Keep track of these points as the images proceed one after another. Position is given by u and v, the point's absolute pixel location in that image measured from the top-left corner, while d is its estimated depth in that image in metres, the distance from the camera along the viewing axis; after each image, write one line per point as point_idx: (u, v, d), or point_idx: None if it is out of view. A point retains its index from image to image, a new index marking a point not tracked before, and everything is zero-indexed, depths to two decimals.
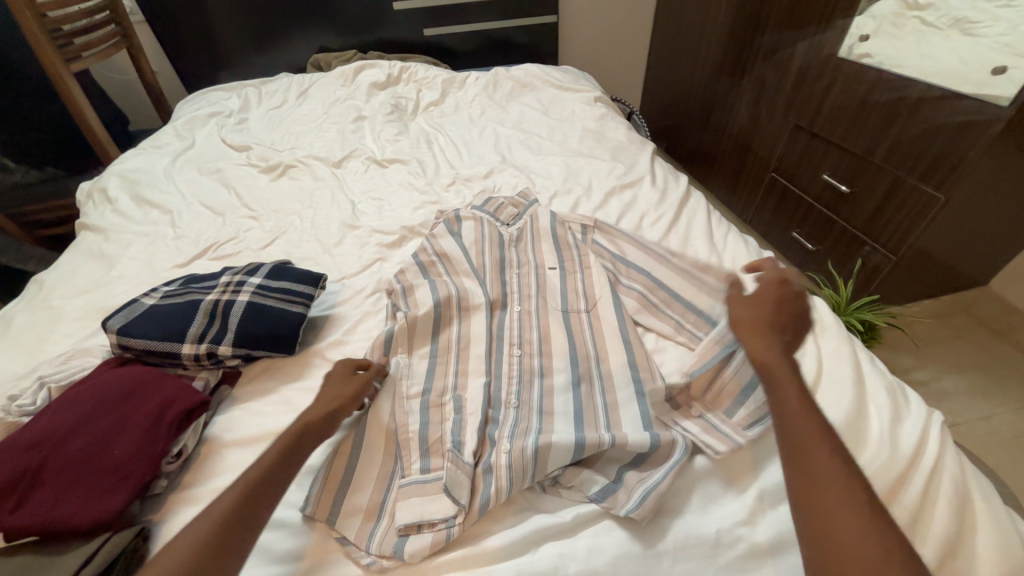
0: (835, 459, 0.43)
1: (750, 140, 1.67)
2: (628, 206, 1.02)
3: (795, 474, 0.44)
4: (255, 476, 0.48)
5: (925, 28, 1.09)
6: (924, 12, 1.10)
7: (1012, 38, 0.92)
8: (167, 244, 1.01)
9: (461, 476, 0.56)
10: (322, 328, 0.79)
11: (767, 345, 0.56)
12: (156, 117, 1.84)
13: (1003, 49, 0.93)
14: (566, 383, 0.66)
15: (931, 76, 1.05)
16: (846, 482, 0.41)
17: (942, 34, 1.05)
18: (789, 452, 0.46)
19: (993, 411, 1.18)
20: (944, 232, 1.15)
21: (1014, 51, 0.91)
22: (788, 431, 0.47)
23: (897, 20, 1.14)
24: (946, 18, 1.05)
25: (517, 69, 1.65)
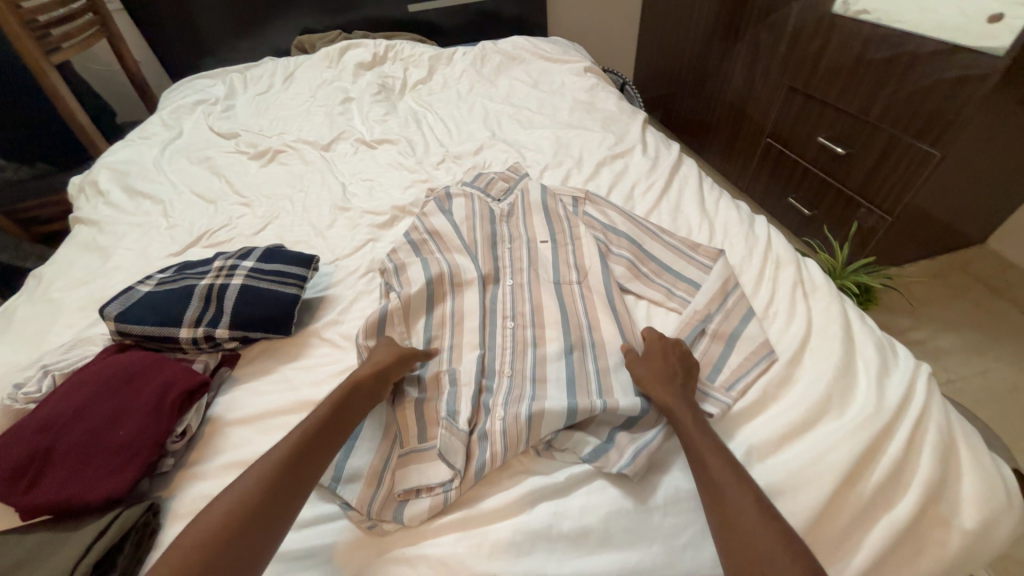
0: (743, 489, 0.46)
1: (745, 106, 1.64)
2: (619, 176, 1.01)
3: (712, 510, 0.47)
4: (306, 432, 0.53)
5: None
6: None
7: None
8: (161, 233, 1.02)
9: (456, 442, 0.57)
10: (318, 309, 0.80)
11: (668, 392, 0.56)
12: (141, 109, 1.82)
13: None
14: (558, 351, 0.67)
15: (929, 29, 1.03)
16: (754, 512, 0.44)
17: None
18: (704, 485, 0.48)
19: (989, 366, 1.19)
20: (940, 191, 1.14)
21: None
22: (701, 465, 0.49)
23: None
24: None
25: (505, 43, 1.61)
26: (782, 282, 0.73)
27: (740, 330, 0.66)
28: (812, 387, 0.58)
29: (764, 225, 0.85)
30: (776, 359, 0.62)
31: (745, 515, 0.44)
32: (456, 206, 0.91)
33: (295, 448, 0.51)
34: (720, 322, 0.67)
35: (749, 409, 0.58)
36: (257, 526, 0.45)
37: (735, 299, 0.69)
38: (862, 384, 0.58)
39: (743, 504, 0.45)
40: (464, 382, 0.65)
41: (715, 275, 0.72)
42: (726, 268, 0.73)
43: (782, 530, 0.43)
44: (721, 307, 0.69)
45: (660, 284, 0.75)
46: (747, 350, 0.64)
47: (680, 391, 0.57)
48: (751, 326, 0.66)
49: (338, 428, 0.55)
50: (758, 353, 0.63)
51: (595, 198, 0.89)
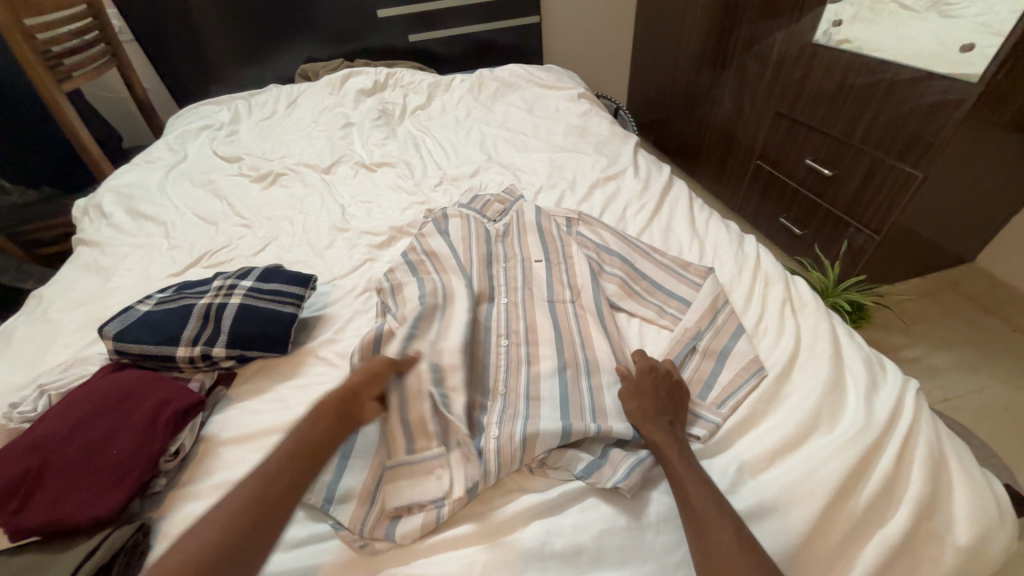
0: (727, 525, 0.46)
1: (735, 130, 1.69)
2: (612, 197, 1.04)
3: (695, 546, 0.46)
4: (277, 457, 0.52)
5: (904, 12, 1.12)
6: None
7: (988, 18, 0.94)
8: (161, 255, 1.03)
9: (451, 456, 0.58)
10: (314, 327, 0.81)
11: (655, 426, 0.56)
12: (147, 134, 1.87)
13: (981, 30, 0.95)
14: (552, 369, 0.67)
15: (907, 58, 1.08)
16: (736, 549, 0.44)
17: (921, 17, 1.08)
18: (689, 521, 0.47)
19: (984, 384, 1.19)
20: (926, 210, 1.17)
21: (991, 31, 0.93)
22: (686, 498, 0.49)
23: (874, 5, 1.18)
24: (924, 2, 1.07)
25: (501, 70, 1.67)
26: (771, 300, 0.74)
27: (730, 347, 0.67)
28: (802, 403, 0.59)
29: (753, 243, 0.87)
30: (765, 376, 0.63)
31: (726, 546, 0.44)
32: (452, 227, 0.93)
33: (260, 482, 0.49)
34: (711, 339, 0.68)
35: (740, 426, 0.59)
36: (223, 574, 0.43)
37: (725, 317, 0.71)
38: (851, 399, 0.59)
39: (724, 534, 0.45)
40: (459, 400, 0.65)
41: (705, 292, 0.74)
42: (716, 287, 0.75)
43: (763, 565, 0.43)
44: (712, 324, 0.70)
45: (652, 302, 0.77)
46: (737, 366, 0.65)
47: (666, 425, 0.57)
48: (741, 342, 0.67)
49: (308, 458, 0.53)
50: (748, 369, 0.64)
51: (589, 219, 0.91)
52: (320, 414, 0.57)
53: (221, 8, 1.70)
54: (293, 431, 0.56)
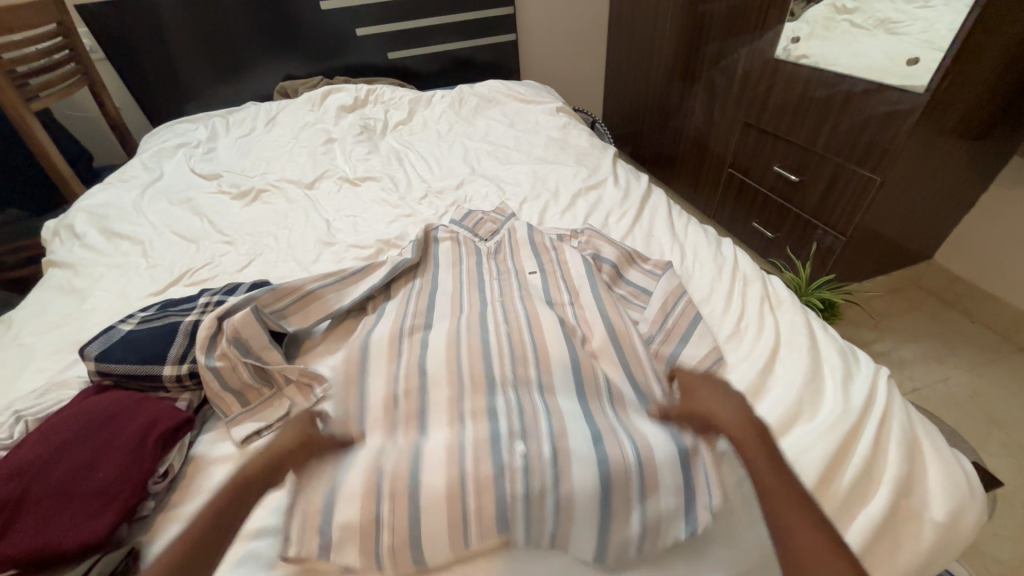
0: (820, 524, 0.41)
1: (707, 140, 1.76)
2: (594, 206, 1.07)
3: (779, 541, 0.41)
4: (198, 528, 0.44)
5: (854, 29, 1.21)
6: (852, 15, 1.22)
7: (930, 35, 1.03)
8: (140, 274, 1.01)
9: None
10: (306, 342, 0.78)
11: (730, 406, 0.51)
12: (118, 152, 1.82)
13: (922, 44, 1.05)
14: (563, 360, 0.62)
15: (862, 72, 1.16)
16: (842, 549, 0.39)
17: (869, 34, 1.17)
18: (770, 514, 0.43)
19: (950, 373, 1.26)
20: (886, 211, 1.24)
21: (931, 46, 1.03)
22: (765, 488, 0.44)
23: (828, 24, 1.27)
24: (873, 19, 1.17)
25: (480, 86, 1.70)
26: (751, 298, 0.78)
27: (678, 352, 0.70)
28: (785, 394, 0.62)
29: (731, 246, 0.91)
30: (750, 371, 0.65)
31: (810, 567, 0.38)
32: (443, 248, 0.94)
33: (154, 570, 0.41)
34: (662, 342, 0.71)
35: None
36: None
37: (684, 306, 0.75)
38: (829, 388, 0.62)
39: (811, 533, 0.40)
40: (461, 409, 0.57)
41: (663, 286, 0.79)
42: (672, 284, 0.79)
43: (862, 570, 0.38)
44: (662, 328, 0.73)
45: (638, 304, 0.79)
46: (704, 352, 0.69)
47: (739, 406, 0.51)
48: (700, 330, 0.71)
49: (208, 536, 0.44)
50: (706, 362, 0.67)
51: (600, 234, 0.92)
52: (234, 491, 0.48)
53: (198, 27, 1.70)
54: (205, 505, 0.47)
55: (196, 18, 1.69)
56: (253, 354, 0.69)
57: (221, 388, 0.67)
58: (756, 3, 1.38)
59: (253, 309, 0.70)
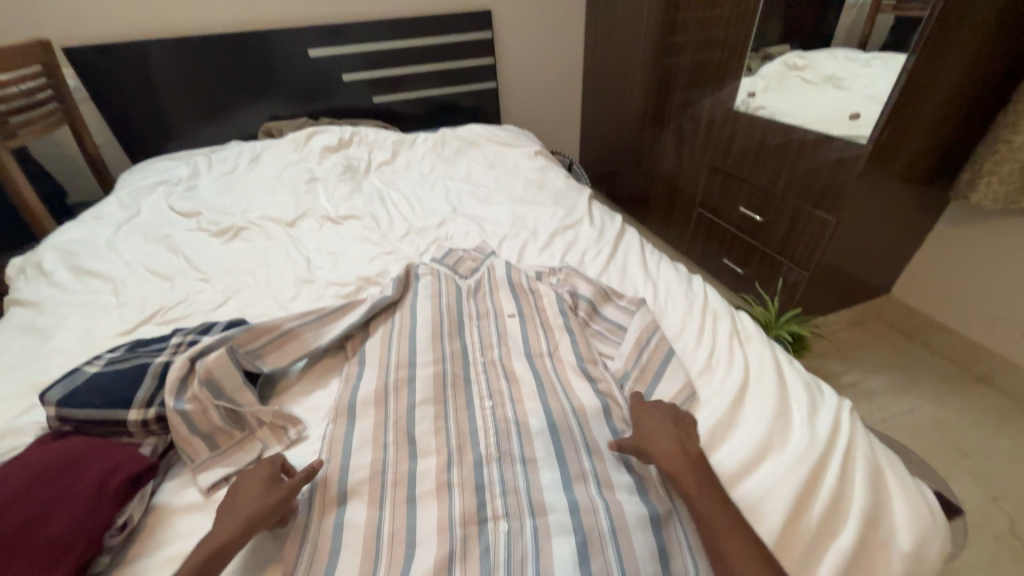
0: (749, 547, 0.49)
1: (677, 181, 1.86)
2: (570, 244, 1.11)
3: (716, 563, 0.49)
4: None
5: (804, 84, 1.35)
6: (802, 71, 1.36)
7: (875, 90, 1.13)
8: (109, 312, 0.99)
9: (429, 507, 0.60)
10: (281, 382, 0.77)
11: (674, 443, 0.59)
12: (94, 188, 1.80)
13: (871, 99, 1.14)
14: (541, 424, 0.67)
15: (813, 123, 1.28)
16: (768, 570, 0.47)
17: (817, 87, 1.30)
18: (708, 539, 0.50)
19: (914, 404, 1.31)
20: (844, 249, 1.32)
21: (878, 100, 1.12)
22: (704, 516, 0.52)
23: (781, 78, 1.41)
24: (820, 76, 1.31)
25: (462, 129, 1.78)
26: (721, 333, 0.81)
27: (652, 390, 0.72)
28: (756, 427, 0.64)
29: (701, 283, 0.95)
30: (723, 404, 0.68)
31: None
32: (423, 283, 0.95)
33: None
34: (636, 379, 0.74)
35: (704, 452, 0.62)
36: None
37: (657, 340, 0.78)
38: (798, 420, 0.65)
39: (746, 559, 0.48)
40: (449, 477, 0.63)
41: (637, 321, 0.81)
42: (646, 319, 0.82)
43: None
44: (637, 363, 0.75)
45: (614, 339, 0.82)
46: (677, 386, 0.71)
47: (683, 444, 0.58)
48: (674, 365, 0.74)
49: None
50: (680, 397, 0.70)
51: (578, 270, 0.95)
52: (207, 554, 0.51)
53: (187, 71, 1.75)
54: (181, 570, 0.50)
55: (185, 62, 1.74)
56: (225, 395, 0.68)
57: (192, 432, 0.65)
58: (716, 60, 1.51)
59: (227, 350, 0.69)
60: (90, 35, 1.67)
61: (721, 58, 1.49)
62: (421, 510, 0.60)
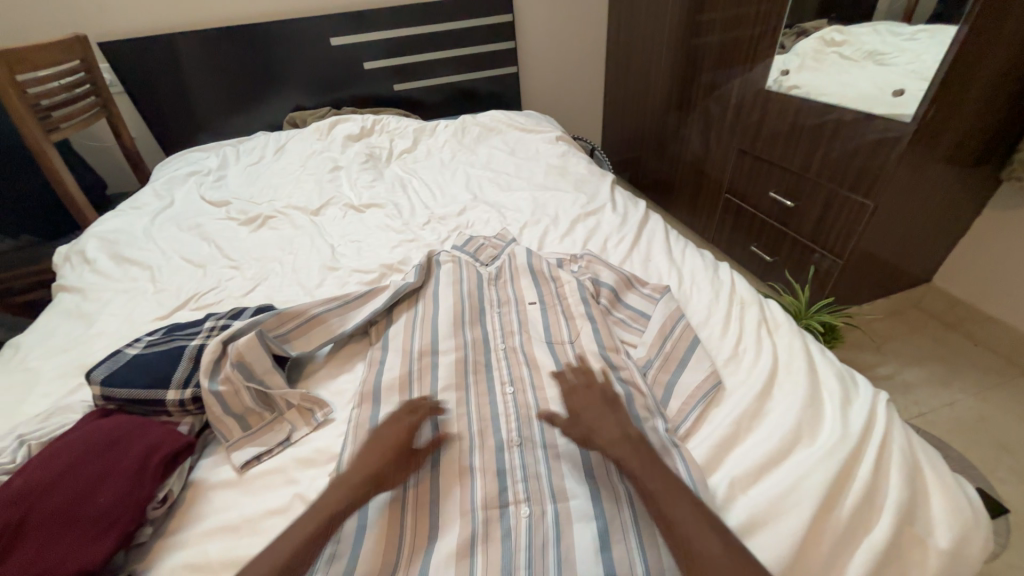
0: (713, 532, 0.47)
1: (704, 166, 1.80)
2: (592, 231, 1.10)
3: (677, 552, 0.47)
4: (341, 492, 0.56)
5: (843, 61, 1.26)
6: (840, 47, 1.28)
7: (917, 66, 1.07)
8: (147, 299, 1.03)
9: (451, 493, 0.60)
10: (308, 366, 0.79)
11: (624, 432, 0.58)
12: (131, 180, 1.87)
13: (911, 75, 1.08)
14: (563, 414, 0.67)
15: (851, 102, 1.21)
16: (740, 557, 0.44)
17: (858, 64, 1.22)
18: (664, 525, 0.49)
19: (955, 397, 1.25)
20: (882, 235, 1.26)
21: (918, 77, 1.06)
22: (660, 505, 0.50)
23: (818, 55, 1.33)
24: (861, 52, 1.22)
25: (482, 116, 1.76)
26: (748, 322, 0.79)
27: (676, 379, 0.71)
28: (784, 418, 0.62)
29: (728, 270, 0.92)
30: (750, 394, 0.66)
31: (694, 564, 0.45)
32: (445, 270, 0.96)
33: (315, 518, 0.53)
34: (659, 367, 0.73)
35: (729, 442, 0.61)
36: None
37: (682, 329, 0.77)
38: (829, 411, 0.62)
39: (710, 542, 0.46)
40: (471, 462, 0.64)
41: (661, 310, 0.80)
42: (670, 307, 0.81)
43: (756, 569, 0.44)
44: (660, 352, 0.74)
45: (636, 327, 0.81)
46: (700, 375, 0.70)
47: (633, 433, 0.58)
48: (698, 354, 0.72)
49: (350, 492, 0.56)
50: (704, 386, 0.68)
51: (600, 257, 0.94)
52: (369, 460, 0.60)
53: (214, 63, 1.79)
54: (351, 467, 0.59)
55: (212, 54, 1.77)
56: (256, 378, 0.70)
57: (225, 412, 0.67)
58: (746, 38, 1.45)
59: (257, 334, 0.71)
60: (124, 31, 1.72)
61: (753, 35, 1.42)
62: (444, 494, 0.61)
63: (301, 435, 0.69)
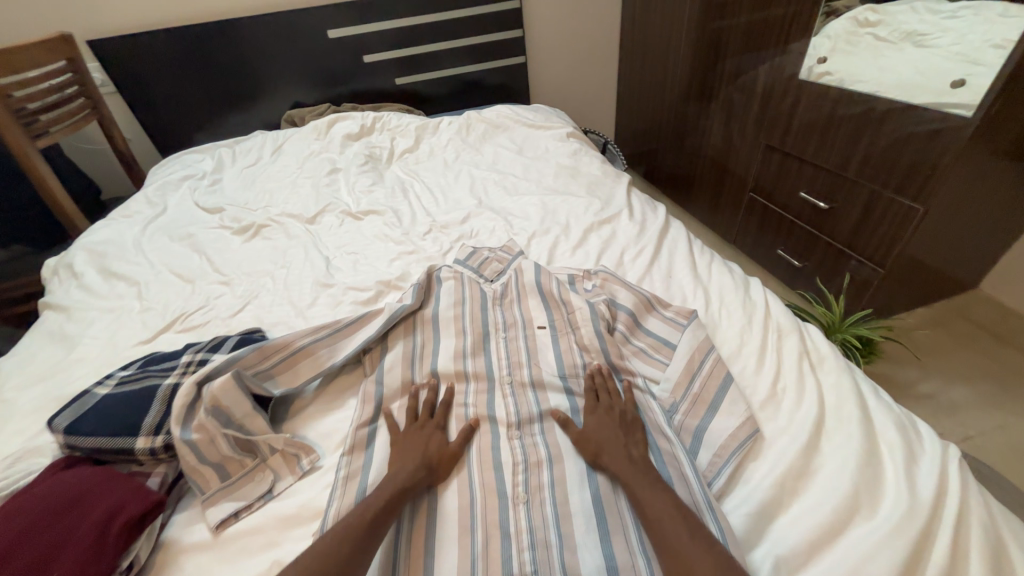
0: None
1: (726, 160, 1.67)
2: (607, 242, 1.00)
3: None
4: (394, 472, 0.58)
5: (878, 43, 1.13)
6: (875, 28, 1.15)
7: (962, 47, 0.97)
8: (133, 319, 0.97)
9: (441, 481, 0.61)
10: (295, 404, 0.72)
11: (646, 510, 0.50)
12: (126, 183, 1.82)
13: (958, 59, 0.97)
14: (577, 473, 0.60)
15: (892, 89, 1.09)
16: None
17: (894, 47, 1.10)
18: None
19: (1007, 419, 1.14)
20: (930, 239, 1.14)
21: (969, 61, 0.95)
22: None
23: (850, 38, 1.20)
24: (897, 33, 1.09)
25: (487, 111, 1.66)
26: (787, 354, 0.69)
27: (707, 425, 0.63)
28: (836, 480, 0.53)
29: (760, 289, 0.82)
30: (795, 449, 0.57)
31: None
32: (445, 288, 0.89)
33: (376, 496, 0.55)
34: (687, 412, 0.65)
35: (769, 508, 0.53)
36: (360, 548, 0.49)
37: (712, 364, 0.68)
38: (890, 471, 0.53)
39: None
40: (473, 524, 0.57)
41: (687, 340, 0.71)
42: (698, 339, 0.71)
43: None
44: (687, 393, 0.66)
45: (659, 358, 0.73)
46: (734, 422, 0.61)
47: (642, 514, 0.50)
48: (732, 396, 0.64)
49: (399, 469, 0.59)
50: (740, 436, 0.60)
51: (617, 276, 0.85)
52: (407, 447, 0.62)
53: (207, 60, 1.71)
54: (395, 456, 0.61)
55: (205, 48, 1.69)
56: (235, 424, 0.63)
57: (201, 462, 0.61)
58: (776, 20, 1.31)
59: (234, 375, 0.64)
60: (111, 27, 1.65)
61: (785, 15, 1.28)
62: (441, 561, 0.54)
63: (284, 487, 0.62)
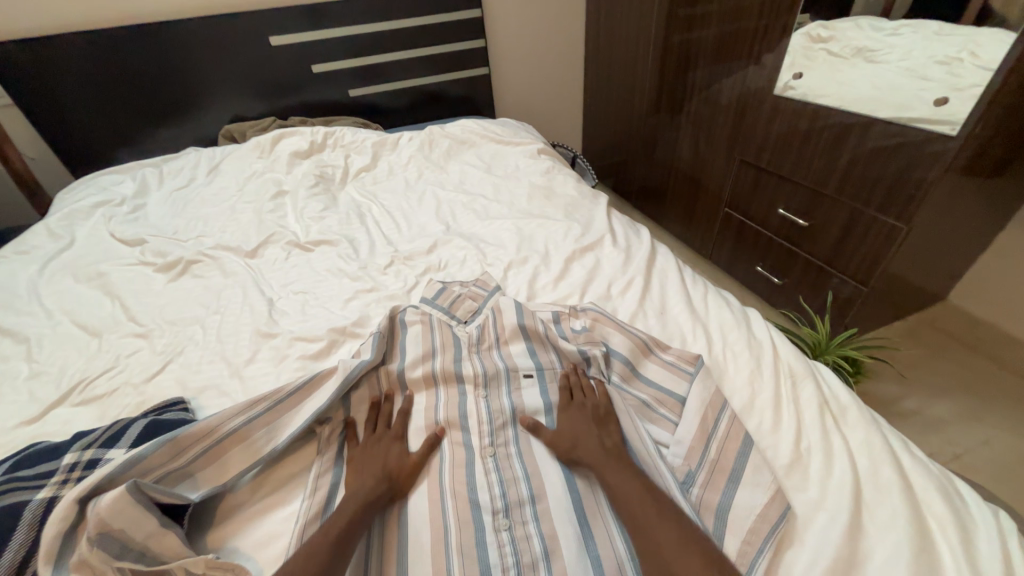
0: None
1: (699, 174, 1.63)
2: (592, 273, 0.90)
3: None
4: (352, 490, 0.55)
5: (832, 58, 1.15)
6: (827, 43, 1.16)
7: (909, 63, 0.99)
8: (16, 388, 0.78)
9: (405, 494, 0.59)
10: (221, 509, 0.57)
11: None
12: (28, 210, 1.56)
13: (906, 74, 1.00)
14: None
15: (853, 105, 1.09)
16: None
17: (847, 62, 1.11)
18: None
19: (989, 434, 1.13)
20: (912, 256, 1.12)
21: (917, 75, 0.98)
22: None
23: (806, 53, 1.19)
24: (848, 48, 1.11)
25: (451, 126, 1.55)
26: (806, 405, 0.61)
27: (729, 503, 0.53)
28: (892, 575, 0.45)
29: (762, 324, 0.75)
30: (838, 531, 0.48)
31: None
32: (411, 334, 0.76)
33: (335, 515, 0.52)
34: (705, 485, 0.55)
35: None
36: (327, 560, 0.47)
37: (727, 424, 0.59)
38: (948, 557, 0.46)
39: None
40: None
41: (697, 393, 0.62)
42: (707, 395, 0.62)
43: None
44: (704, 460, 0.57)
45: (667, 417, 0.64)
46: (763, 497, 0.52)
47: None
48: (756, 462, 0.55)
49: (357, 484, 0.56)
50: (772, 515, 0.50)
51: (609, 317, 0.74)
52: (363, 463, 0.59)
53: (125, 68, 1.50)
54: (353, 472, 0.58)
55: (122, 55, 1.48)
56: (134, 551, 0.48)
57: None
58: (747, 32, 1.28)
59: (131, 486, 0.49)
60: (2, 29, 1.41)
61: (757, 27, 1.25)
62: None
63: None
